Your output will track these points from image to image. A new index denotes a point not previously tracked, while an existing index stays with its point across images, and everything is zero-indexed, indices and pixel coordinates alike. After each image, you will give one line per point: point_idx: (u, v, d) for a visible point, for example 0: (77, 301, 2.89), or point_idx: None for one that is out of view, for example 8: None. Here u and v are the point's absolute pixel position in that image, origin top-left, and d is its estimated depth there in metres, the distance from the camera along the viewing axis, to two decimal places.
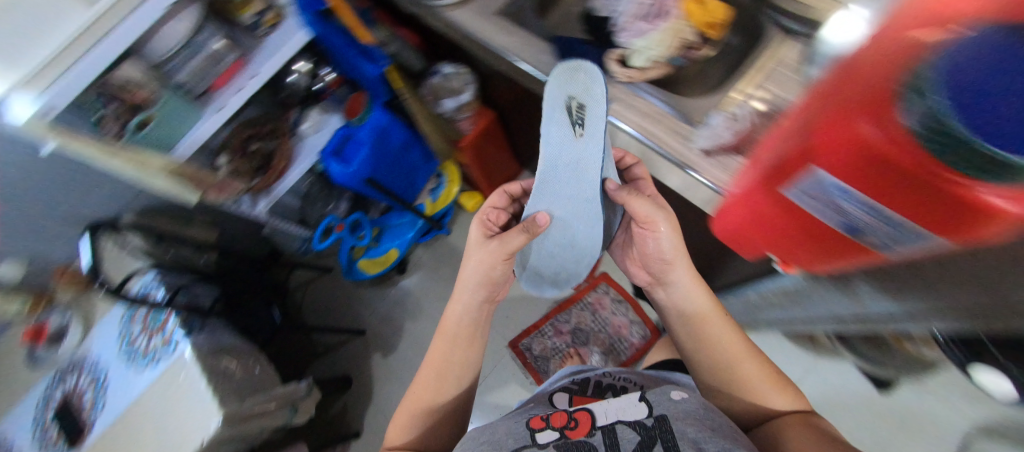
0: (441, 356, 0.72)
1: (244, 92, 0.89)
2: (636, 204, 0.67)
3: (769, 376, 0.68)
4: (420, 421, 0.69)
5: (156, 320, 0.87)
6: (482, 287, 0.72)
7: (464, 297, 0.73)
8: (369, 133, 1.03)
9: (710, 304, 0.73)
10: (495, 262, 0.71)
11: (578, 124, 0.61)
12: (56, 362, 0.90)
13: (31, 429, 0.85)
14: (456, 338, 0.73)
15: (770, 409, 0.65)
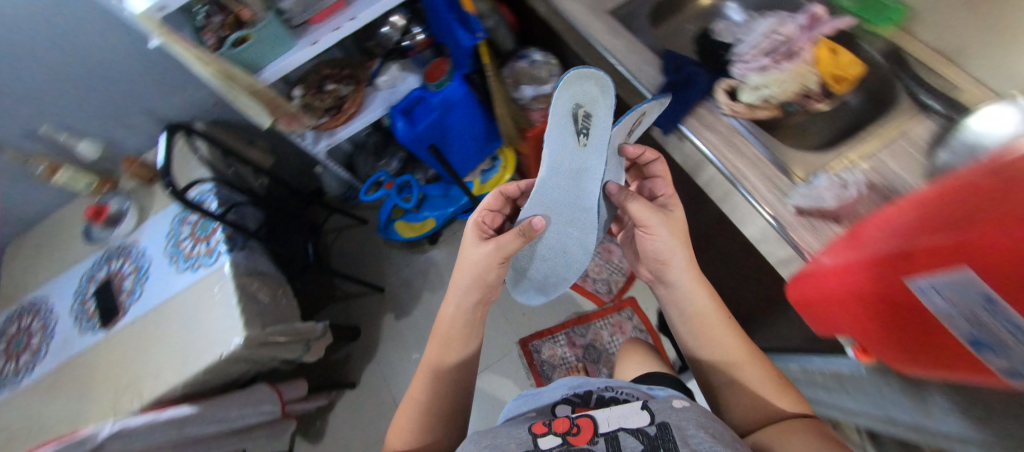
0: (437, 357, 0.67)
1: (339, 32, 0.88)
2: (641, 215, 0.63)
3: (771, 377, 0.59)
4: (416, 419, 0.62)
5: (204, 229, 0.89)
6: (473, 289, 0.66)
7: (455, 300, 0.67)
8: (444, 100, 1.03)
9: (710, 302, 0.64)
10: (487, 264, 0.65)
11: (582, 134, 0.62)
12: (106, 243, 0.94)
13: (74, 296, 0.92)
14: (450, 339, 0.67)
15: (775, 409, 0.55)
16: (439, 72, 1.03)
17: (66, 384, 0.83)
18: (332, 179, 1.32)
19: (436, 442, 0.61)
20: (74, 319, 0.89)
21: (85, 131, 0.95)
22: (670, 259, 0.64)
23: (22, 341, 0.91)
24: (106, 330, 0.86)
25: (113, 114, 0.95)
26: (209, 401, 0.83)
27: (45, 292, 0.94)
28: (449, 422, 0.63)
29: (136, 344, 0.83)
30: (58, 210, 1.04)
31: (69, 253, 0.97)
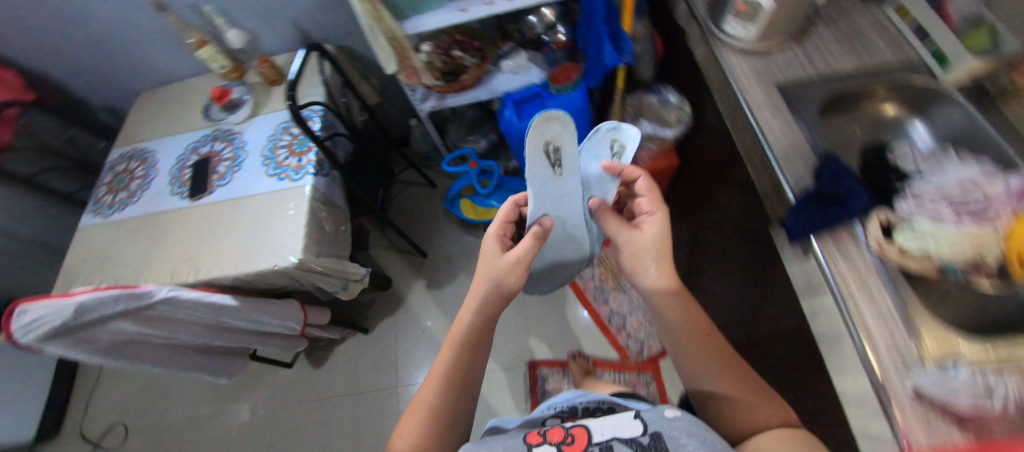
0: (450, 365, 0.64)
1: (491, 8, 0.85)
2: (625, 235, 0.65)
3: (757, 389, 0.54)
4: (425, 422, 0.61)
5: (302, 146, 0.93)
6: (492, 299, 0.66)
7: (479, 309, 0.67)
8: (561, 106, 1.00)
9: (681, 308, 0.60)
10: (507, 274, 0.67)
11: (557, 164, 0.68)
12: (217, 123, 1.01)
13: (176, 159, 1.00)
14: (465, 348, 0.66)
15: (758, 423, 0.50)
16: (567, 76, 0.99)
17: (147, 233, 0.92)
18: (422, 133, 1.34)
19: (440, 446, 0.60)
20: (169, 180, 0.98)
21: (236, 17, 1.02)
22: (636, 269, 0.63)
23: (125, 180, 1.02)
24: (191, 200, 0.93)
25: (262, 11, 1.01)
26: (248, 298, 0.87)
27: (156, 147, 1.05)
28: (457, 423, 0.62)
29: (210, 224, 0.89)
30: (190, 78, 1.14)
31: (185, 121, 1.06)
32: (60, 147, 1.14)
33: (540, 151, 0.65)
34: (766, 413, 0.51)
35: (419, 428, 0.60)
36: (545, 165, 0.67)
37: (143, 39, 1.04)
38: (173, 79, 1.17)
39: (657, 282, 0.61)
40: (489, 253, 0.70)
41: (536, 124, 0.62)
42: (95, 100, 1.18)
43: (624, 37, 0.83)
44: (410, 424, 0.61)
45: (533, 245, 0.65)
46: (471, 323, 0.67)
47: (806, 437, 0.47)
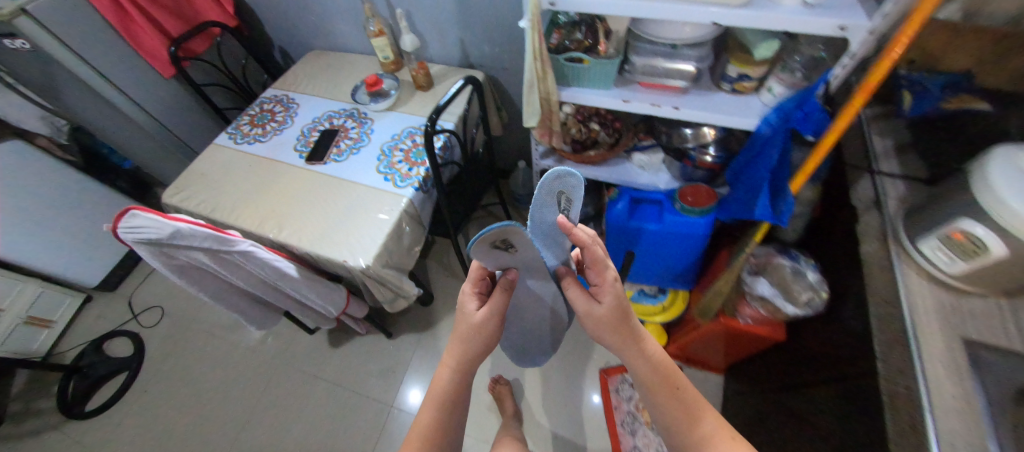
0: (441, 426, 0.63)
1: (654, 110, 0.80)
2: (584, 305, 0.63)
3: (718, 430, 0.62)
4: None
5: (418, 157, 0.95)
6: (471, 352, 0.65)
7: (461, 365, 0.65)
8: (677, 225, 0.93)
9: (648, 367, 0.63)
10: (475, 335, 0.64)
11: (513, 250, 0.56)
12: (359, 104, 1.08)
13: (311, 120, 1.08)
14: (451, 403, 0.64)
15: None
16: (698, 200, 0.90)
17: (258, 175, 0.99)
18: (524, 177, 1.33)
19: None
20: (298, 136, 1.05)
21: (417, 24, 1.12)
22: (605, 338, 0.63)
23: (265, 119, 1.11)
24: (305, 162, 0.99)
25: (442, 24, 1.10)
26: (308, 275, 0.89)
27: (302, 101, 1.14)
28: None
29: (309, 193, 0.93)
30: (357, 55, 1.26)
31: (334, 89, 1.15)
32: (235, 70, 1.30)
33: (487, 249, 0.54)
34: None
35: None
36: (499, 251, 0.55)
37: (336, 11, 1.16)
38: (343, 49, 1.29)
39: (623, 346, 0.62)
40: (459, 312, 0.66)
41: (479, 240, 0.50)
42: (278, 42, 1.35)
43: (787, 197, 0.73)
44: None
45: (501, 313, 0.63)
46: (456, 379, 0.65)
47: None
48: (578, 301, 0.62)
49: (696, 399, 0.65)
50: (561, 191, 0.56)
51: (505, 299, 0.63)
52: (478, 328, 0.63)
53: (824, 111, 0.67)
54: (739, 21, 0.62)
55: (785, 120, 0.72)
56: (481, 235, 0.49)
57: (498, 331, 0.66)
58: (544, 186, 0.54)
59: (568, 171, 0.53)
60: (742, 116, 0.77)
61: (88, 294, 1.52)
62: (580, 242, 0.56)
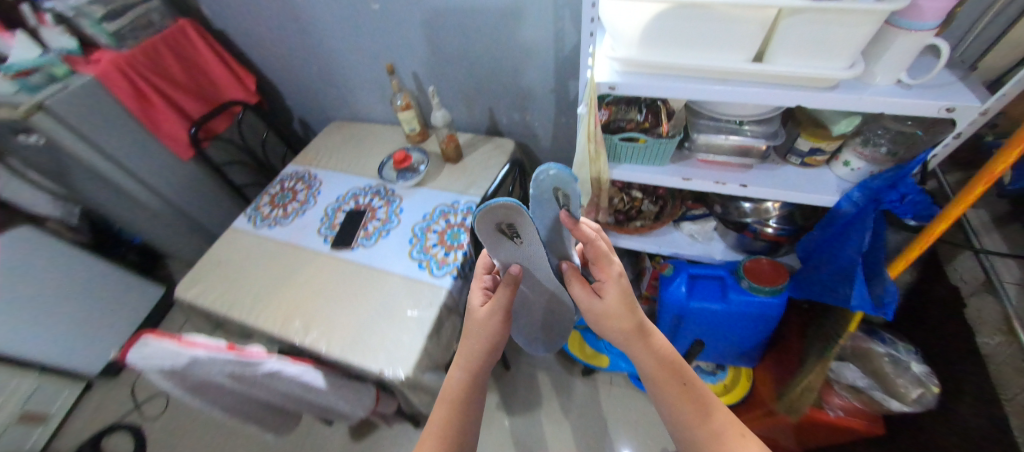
0: (447, 427, 0.58)
1: (718, 187, 0.73)
2: (588, 302, 0.60)
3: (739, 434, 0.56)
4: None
5: (454, 239, 0.88)
6: (477, 347, 0.62)
7: (469, 362, 0.62)
8: (746, 305, 0.84)
9: (657, 361, 0.58)
10: (481, 332, 0.62)
11: (517, 238, 0.58)
12: (385, 180, 1.02)
13: (336, 199, 1.03)
14: (458, 402, 0.59)
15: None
16: (768, 278, 0.81)
17: (281, 264, 0.92)
18: None
19: None
20: (322, 217, 0.99)
21: (444, 94, 1.09)
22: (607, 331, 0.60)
23: (287, 198, 1.06)
24: (330, 248, 0.92)
25: (470, 94, 1.07)
26: (334, 381, 0.79)
27: (324, 177, 1.09)
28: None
29: (338, 284, 0.85)
30: (379, 126, 1.23)
31: (359, 163, 1.11)
32: (254, 144, 1.27)
33: (493, 232, 0.57)
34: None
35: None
36: (501, 239, 0.58)
37: (361, 83, 1.15)
38: (365, 119, 1.27)
39: (629, 338, 0.58)
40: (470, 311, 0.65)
41: (484, 215, 0.53)
42: (299, 114, 1.33)
43: (888, 284, 0.64)
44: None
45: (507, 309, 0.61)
46: (464, 376, 0.61)
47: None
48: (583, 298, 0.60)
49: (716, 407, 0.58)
50: (556, 187, 0.56)
51: (507, 301, 0.61)
52: (485, 321, 0.62)
53: (924, 194, 0.60)
54: (827, 103, 0.56)
55: (876, 200, 0.64)
56: (485, 209, 0.52)
57: (505, 329, 0.63)
58: (539, 183, 0.55)
59: (560, 167, 0.55)
60: (820, 192, 0.70)
61: (90, 381, 1.41)
62: (581, 237, 0.56)
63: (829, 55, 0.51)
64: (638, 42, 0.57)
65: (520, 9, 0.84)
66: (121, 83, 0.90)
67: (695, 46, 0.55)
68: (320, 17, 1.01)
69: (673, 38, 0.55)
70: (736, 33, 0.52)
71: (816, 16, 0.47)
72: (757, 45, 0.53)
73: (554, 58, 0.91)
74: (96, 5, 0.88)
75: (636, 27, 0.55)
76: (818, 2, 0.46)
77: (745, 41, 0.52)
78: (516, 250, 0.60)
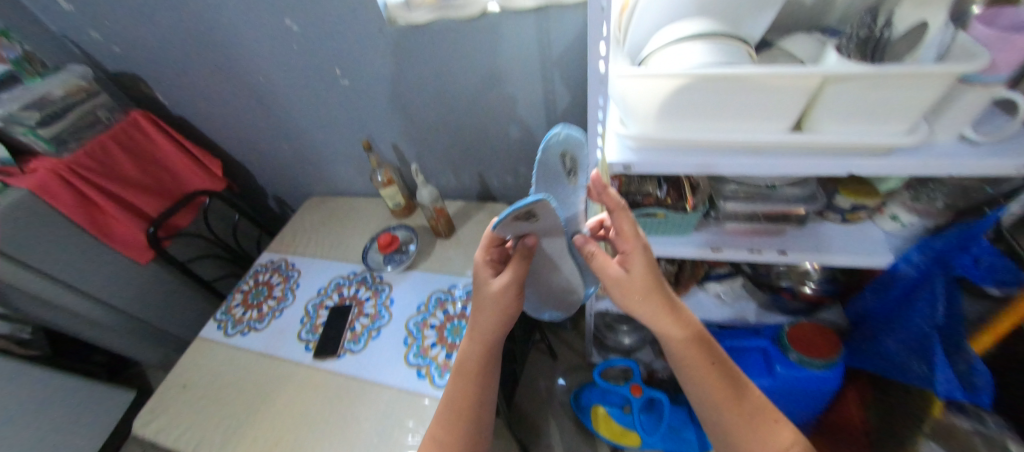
0: (461, 405, 0.55)
1: (752, 256, 0.64)
2: (609, 275, 0.51)
3: (773, 420, 0.52)
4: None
5: (454, 334, 0.77)
6: (488, 325, 0.54)
7: (481, 338, 0.56)
8: (798, 380, 0.73)
9: (687, 341, 0.52)
10: (493, 311, 0.54)
11: (533, 216, 0.46)
12: (372, 266, 0.92)
13: (317, 293, 0.91)
14: (473, 375, 0.56)
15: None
16: (818, 347, 0.71)
17: (255, 382, 0.79)
18: None
19: None
20: (302, 317, 0.87)
21: (428, 163, 1.01)
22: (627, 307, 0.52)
23: (262, 296, 0.94)
24: (313, 358, 0.79)
25: (456, 161, 0.99)
26: None
27: (304, 266, 0.98)
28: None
29: (323, 406, 0.72)
30: (361, 199, 1.13)
31: (341, 246, 1.00)
32: (224, 233, 1.16)
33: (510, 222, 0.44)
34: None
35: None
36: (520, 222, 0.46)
37: (338, 158, 1.07)
38: (345, 192, 1.18)
39: (654, 315, 0.51)
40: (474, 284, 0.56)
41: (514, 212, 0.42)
42: (273, 192, 1.23)
43: (975, 363, 0.54)
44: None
45: (516, 287, 0.53)
46: (477, 351, 0.56)
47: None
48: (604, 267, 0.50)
49: (749, 387, 0.54)
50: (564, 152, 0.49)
51: (514, 281, 0.52)
52: (495, 301, 0.53)
53: (1003, 257, 0.51)
54: (885, 169, 0.47)
55: (944, 265, 0.56)
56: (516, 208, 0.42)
57: (518, 305, 0.55)
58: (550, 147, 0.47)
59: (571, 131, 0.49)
60: (871, 255, 0.61)
61: None
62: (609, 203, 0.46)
63: (887, 120, 0.43)
64: (654, 117, 0.48)
65: (503, 75, 0.77)
66: (62, 194, 0.79)
67: (721, 118, 0.46)
68: (287, 96, 0.93)
69: (695, 111, 0.46)
70: (771, 103, 0.43)
71: (871, 83, 0.39)
72: (796, 114, 0.45)
73: (545, 121, 0.84)
74: (31, 109, 0.78)
75: (651, 102, 0.46)
76: (873, 67, 0.38)
77: (782, 110, 0.44)
78: (531, 228, 0.49)
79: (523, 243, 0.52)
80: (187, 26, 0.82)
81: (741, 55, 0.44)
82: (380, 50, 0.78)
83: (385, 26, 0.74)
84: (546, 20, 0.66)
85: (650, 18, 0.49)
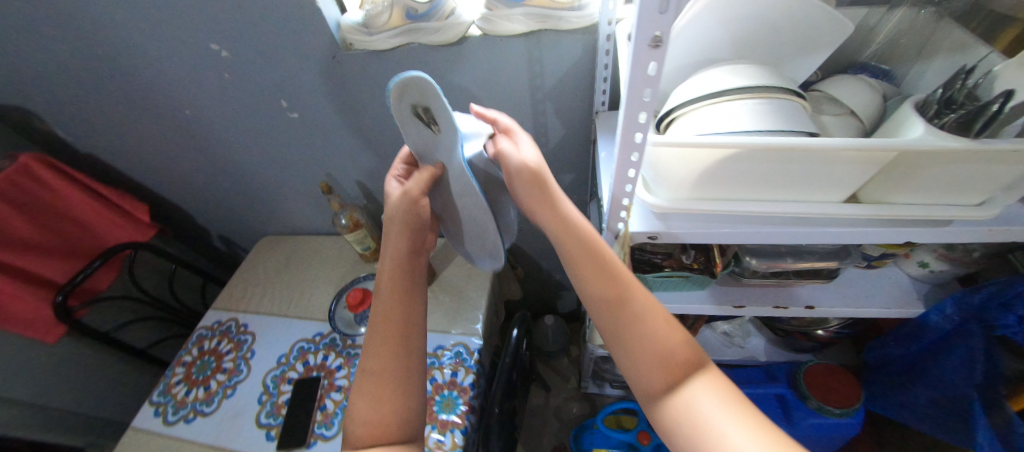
0: (378, 331, 0.47)
1: (781, 312, 0.57)
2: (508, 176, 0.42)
3: (662, 318, 0.43)
4: (372, 395, 0.45)
5: (444, 411, 0.65)
6: (402, 235, 0.47)
7: (393, 248, 0.48)
8: (818, 428, 0.69)
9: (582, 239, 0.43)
10: (403, 224, 0.46)
11: (433, 124, 0.40)
12: (341, 327, 0.79)
13: (277, 362, 0.77)
14: (395, 292, 0.48)
15: (676, 406, 0.39)
16: (843, 395, 0.66)
17: None
18: (557, 330, 1.15)
19: (400, 421, 0.45)
20: (261, 396, 0.73)
21: None
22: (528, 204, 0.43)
23: (209, 369, 0.79)
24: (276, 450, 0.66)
25: None
26: None
27: (259, 327, 0.83)
28: (411, 410, 0.46)
29: None
30: (325, 239, 0.99)
31: (303, 299, 0.86)
32: (156, 287, 0.98)
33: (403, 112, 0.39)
34: (697, 383, 0.40)
35: (368, 403, 0.45)
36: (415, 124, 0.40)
37: (293, 196, 0.92)
38: (304, 230, 1.03)
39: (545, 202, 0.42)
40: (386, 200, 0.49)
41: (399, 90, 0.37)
42: (218, 231, 1.06)
43: (1019, 424, 0.51)
44: (355, 425, 0.45)
45: (420, 194, 0.44)
46: (395, 262, 0.48)
47: (724, 414, 0.37)
48: (508, 155, 0.41)
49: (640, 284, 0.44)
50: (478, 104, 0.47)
51: (418, 200, 0.45)
52: (402, 214, 0.46)
53: None
54: (952, 239, 0.41)
55: (984, 322, 0.52)
56: (399, 84, 0.36)
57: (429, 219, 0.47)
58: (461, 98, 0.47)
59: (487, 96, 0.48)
60: (903, 305, 0.56)
61: None
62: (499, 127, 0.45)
63: (961, 191, 0.37)
64: (690, 185, 0.39)
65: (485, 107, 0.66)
66: None
67: (771, 187, 0.38)
68: (222, 129, 0.77)
69: (741, 181, 0.38)
70: (834, 173, 0.36)
71: (953, 159, 0.33)
72: (858, 183, 0.37)
73: None
74: None
75: (691, 172, 0.37)
76: (976, 143, 0.31)
77: (844, 179, 0.37)
78: (432, 141, 0.42)
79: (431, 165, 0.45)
80: (78, 50, 0.65)
81: (801, 116, 0.36)
82: (334, 80, 0.65)
83: (339, 53, 0.61)
84: (535, 48, 0.56)
85: (678, 56, 0.41)
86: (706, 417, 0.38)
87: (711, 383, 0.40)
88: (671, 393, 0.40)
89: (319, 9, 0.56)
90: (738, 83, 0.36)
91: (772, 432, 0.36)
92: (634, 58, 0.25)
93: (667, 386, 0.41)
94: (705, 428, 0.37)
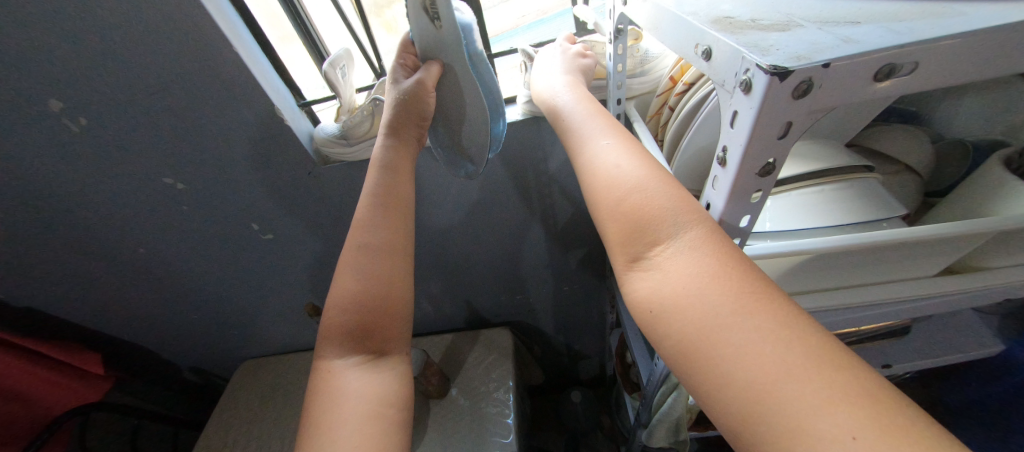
0: (376, 207, 0.37)
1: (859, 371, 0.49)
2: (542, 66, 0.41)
3: (620, 163, 0.26)
4: (361, 271, 0.34)
5: None
6: (407, 124, 0.42)
7: (402, 137, 0.42)
8: None
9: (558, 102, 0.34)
10: (410, 114, 0.42)
11: (437, 18, 0.37)
12: None
13: None
14: (400, 172, 0.40)
15: (644, 299, 0.23)
16: None
17: None
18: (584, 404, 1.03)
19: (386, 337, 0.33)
20: None
21: None
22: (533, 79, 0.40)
23: None
24: None
25: (432, 291, 0.79)
26: None
27: None
28: (403, 307, 0.34)
29: None
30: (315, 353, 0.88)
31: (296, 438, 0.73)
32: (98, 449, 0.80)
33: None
34: (680, 258, 0.22)
35: (359, 279, 0.34)
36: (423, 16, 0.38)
37: (274, 317, 0.82)
38: (289, 347, 0.92)
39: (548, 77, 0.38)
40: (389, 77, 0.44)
41: None
42: (188, 364, 0.93)
43: None
44: (339, 310, 0.33)
45: (432, 82, 0.41)
46: (397, 148, 0.41)
47: (727, 318, 0.19)
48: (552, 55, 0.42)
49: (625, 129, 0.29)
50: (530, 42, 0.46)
51: (429, 91, 0.41)
52: (405, 103, 0.41)
53: None
54: None
55: None
56: None
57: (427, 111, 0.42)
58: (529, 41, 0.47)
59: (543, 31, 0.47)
60: (983, 346, 0.49)
61: None
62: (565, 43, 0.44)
63: None
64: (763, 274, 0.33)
65: (481, 193, 0.61)
66: None
67: (864, 268, 0.32)
68: (185, 261, 0.68)
69: (825, 267, 0.32)
70: (934, 249, 0.30)
71: None
72: (960, 254, 0.31)
73: (536, 232, 0.69)
74: None
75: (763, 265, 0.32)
76: None
77: (944, 252, 0.31)
78: (435, 38, 0.40)
79: (427, 65, 0.43)
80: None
81: (885, 194, 0.30)
82: (310, 195, 0.58)
83: (315, 168, 0.54)
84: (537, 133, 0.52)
85: None
86: (696, 322, 0.20)
87: (709, 257, 0.21)
88: (642, 276, 0.23)
89: (289, 126, 0.49)
90: (805, 167, 0.31)
91: (831, 360, 0.18)
92: (734, 191, 0.21)
93: (634, 262, 0.24)
94: (694, 341, 0.20)
